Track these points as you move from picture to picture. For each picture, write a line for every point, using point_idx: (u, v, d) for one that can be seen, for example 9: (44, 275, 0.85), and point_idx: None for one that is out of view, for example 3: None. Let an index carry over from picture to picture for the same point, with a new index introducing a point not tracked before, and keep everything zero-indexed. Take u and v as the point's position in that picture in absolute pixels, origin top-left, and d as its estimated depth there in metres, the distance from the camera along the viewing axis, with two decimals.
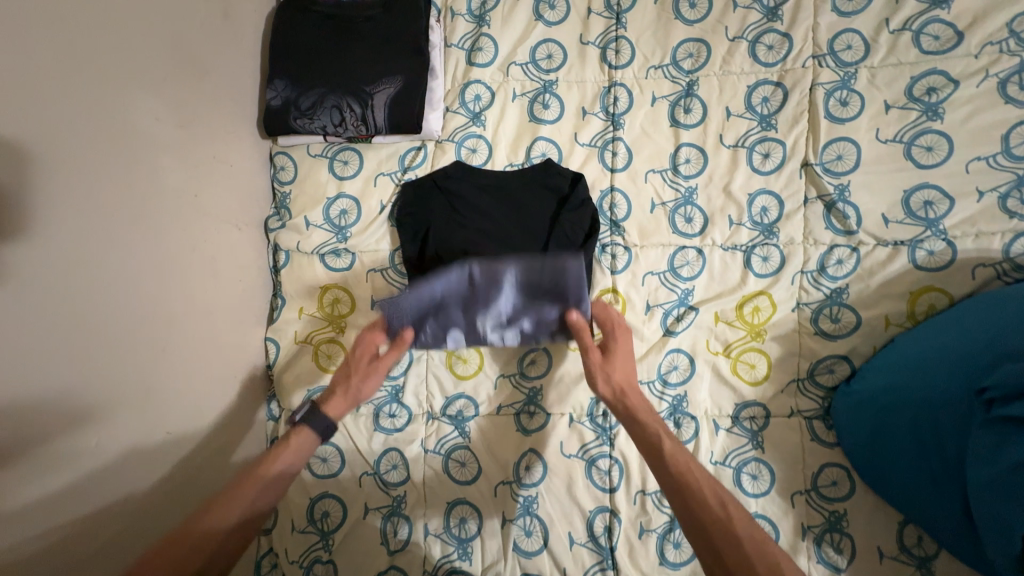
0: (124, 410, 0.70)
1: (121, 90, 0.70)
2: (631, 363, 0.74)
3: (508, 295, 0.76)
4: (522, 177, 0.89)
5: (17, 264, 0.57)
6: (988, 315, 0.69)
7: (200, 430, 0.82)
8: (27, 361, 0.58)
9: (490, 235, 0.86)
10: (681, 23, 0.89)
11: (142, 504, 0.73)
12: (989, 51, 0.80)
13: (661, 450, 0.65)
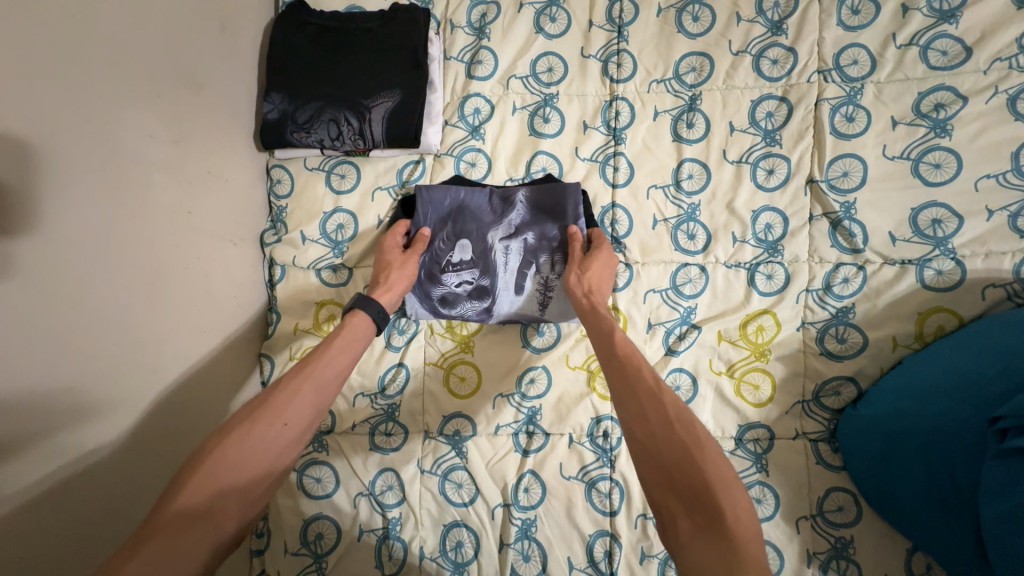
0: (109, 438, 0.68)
1: (113, 109, 0.69)
2: (605, 273, 0.78)
3: (520, 210, 0.86)
4: (527, 199, 0.86)
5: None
6: (997, 343, 0.69)
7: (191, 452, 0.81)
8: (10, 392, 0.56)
9: (492, 251, 0.86)
10: (683, 36, 0.88)
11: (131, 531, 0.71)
12: (997, 67, 0.79)
13: (608, 333, 0.67)
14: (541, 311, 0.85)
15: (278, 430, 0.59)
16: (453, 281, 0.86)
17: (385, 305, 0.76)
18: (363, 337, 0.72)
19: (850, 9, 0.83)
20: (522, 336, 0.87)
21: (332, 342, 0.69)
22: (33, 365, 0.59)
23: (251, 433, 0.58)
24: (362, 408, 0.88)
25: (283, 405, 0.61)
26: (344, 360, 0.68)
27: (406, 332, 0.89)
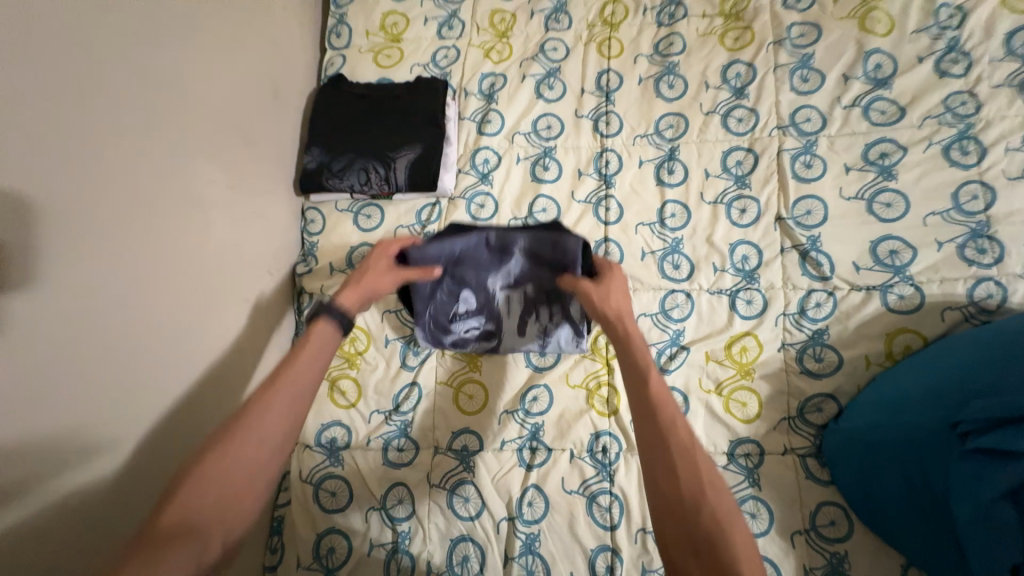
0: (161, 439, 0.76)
1: (190, 160, 0.83)
2: (624, 297, 0.79)
3: (517, 261, 0.90)
4: (524, 250, 0.89)
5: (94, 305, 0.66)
6: (956, 357, 0.76)
7: None
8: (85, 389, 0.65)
9: (492, 298, 0.92)
10: (661, 100, 1.04)
11: None
12: (929, 123, 0.93)
13: (638, 370, 0.65)
14: (542, 348, 0.93)
15: (254, 444, 0.58)
16: (462, 327, 0.93)
17: (349, 309, 0.77)
18: (326, 345, 0.71)
19: (800, 78, 0.99)
20: (524, 358, 0.96)
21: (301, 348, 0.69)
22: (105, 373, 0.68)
23: (232, 443, 0.58)
24: (377, 424, 0.94)
25: (255, 425, 0.59)
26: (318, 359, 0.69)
27: (420, 354, 0.97)
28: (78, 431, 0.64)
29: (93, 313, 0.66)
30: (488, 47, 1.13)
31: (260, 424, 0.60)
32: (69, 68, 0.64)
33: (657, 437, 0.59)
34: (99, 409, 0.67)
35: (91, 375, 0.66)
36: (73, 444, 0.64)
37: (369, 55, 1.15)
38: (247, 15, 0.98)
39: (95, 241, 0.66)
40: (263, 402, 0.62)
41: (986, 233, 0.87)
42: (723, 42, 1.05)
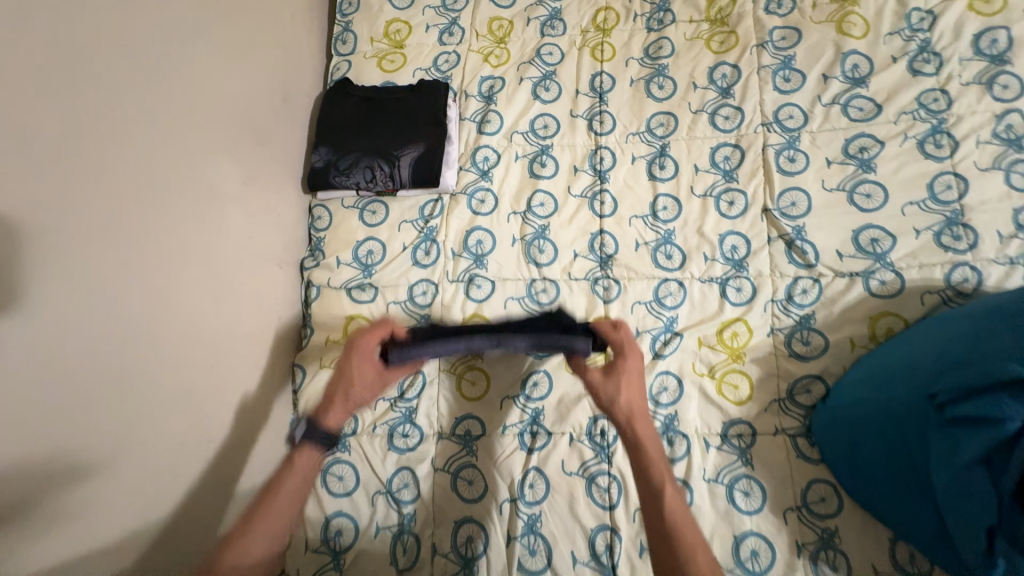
0: (171, 415, 0.80)
1: (203, 156, 0.88)
2: (638, 390, 0.79)
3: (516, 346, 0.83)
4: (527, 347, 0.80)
5: (111, 285, 0.71)
6: (934, 334, 0.80)
7: (233, 440, 0.92)
8: (102, 363, 0.70)
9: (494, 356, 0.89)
10: (651, 100, 1.09)
11: (176, 505, 0.81)
12: (904, 118, 0.98)
13: (658, 484, 0.73)
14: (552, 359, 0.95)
15: (268, 532, 0.76)
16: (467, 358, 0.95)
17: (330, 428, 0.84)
18: (309, 468, 0.82)
19: (783, 78, 1.05)
20: None
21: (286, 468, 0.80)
22: (121, 350, 0.73)
23: (252, 534, 0.74)
24: (382, 411, 0.97)
25: (271, 515, 0.76)
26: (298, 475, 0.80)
27: None
28: (95, 402, 0.69)
29: (110, 294, 0.71)
30: (486, 52, 1.18)
31: (274, 514, 0.77)
32: (93, 71, 0.71)
33: (674, 549, 0.69)
34: (115, 383, 0.72)
35: (107, 351, 0.71)
36: (87, 413, 0.68)
37: (373, 60, 1.20)
38: (256, 24, 1.04)
39: (114, 227, 0.72)
40: (270, 496, 0.78)
41: (961, 221, 0.92)
42: (709, 45, 1.11)
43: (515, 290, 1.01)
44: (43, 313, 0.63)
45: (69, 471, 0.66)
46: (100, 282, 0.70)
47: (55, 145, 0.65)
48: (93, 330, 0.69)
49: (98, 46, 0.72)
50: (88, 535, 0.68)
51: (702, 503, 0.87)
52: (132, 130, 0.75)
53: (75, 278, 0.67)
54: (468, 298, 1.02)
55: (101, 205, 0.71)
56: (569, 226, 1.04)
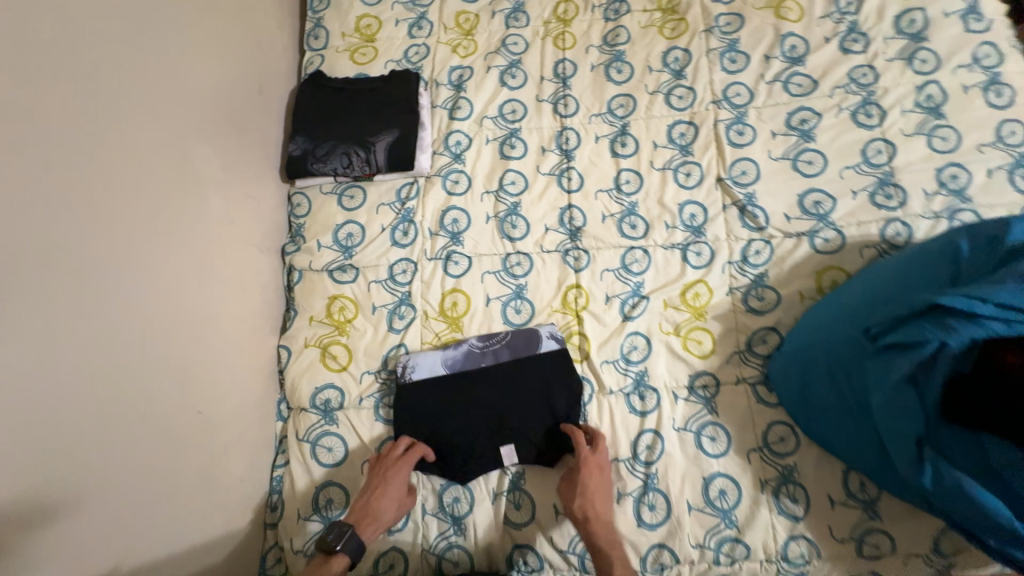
0: (160, 386, 0.82)
1: (180, 140, 0.92)
2: (603, 498, 0.84)
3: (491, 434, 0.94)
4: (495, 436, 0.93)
5: (93, 257, 0.75)
6: (867, 280, 0.88)
7: (224, 416, 0.94)
8: (86, 331, 0.72)
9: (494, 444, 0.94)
10: (611, 83, 1.17)
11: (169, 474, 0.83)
12: (838, 92, 1.08)
13: None
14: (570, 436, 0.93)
15: None
16: None
17: (364, 538, 0.80)
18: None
19: (729, 60, 1.14)
20: (501, 316, 1.03)
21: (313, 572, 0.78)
22: (108, 321, 0.76)
23: None
24: (368, 384, 1.01)
25: None
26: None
27: (406, 317, 1.04)
28: (83, 369, 0.71)
29: (92, 265, 0.74)
30: (455, 44, 1.24)
31: None
32: (74, 56, 0.75)
33: None
34: (102, 351, 0.74)
35: (94, 320, 0.74)
36: (76, 378, 0.70)
37: (345, 54, 1.25)
38: (229, 19, 1.09)
39: (95, 203, 0.76)
40: None
41: (892, 182, 1.02)
42: (662, 32, 1.19)
43: (491, 265, 1.07)
44: (32, 280, 0.66)
45: (64, 434, 0.68)
46: (85, 254, 0.74)
47: (41, 123, 0.69)
48: (81, 299, 0.72)
49: (77, 34, 0.76)
50: (88, 498, 0.71)
51: (674, 451, 0.93)
52: (109, 112, 0.79)
53: (60, 248, 0.70)
54: (446, 274, 1.06)
55: (83, 182, 0.74)
56: (539, 202, 1.10)
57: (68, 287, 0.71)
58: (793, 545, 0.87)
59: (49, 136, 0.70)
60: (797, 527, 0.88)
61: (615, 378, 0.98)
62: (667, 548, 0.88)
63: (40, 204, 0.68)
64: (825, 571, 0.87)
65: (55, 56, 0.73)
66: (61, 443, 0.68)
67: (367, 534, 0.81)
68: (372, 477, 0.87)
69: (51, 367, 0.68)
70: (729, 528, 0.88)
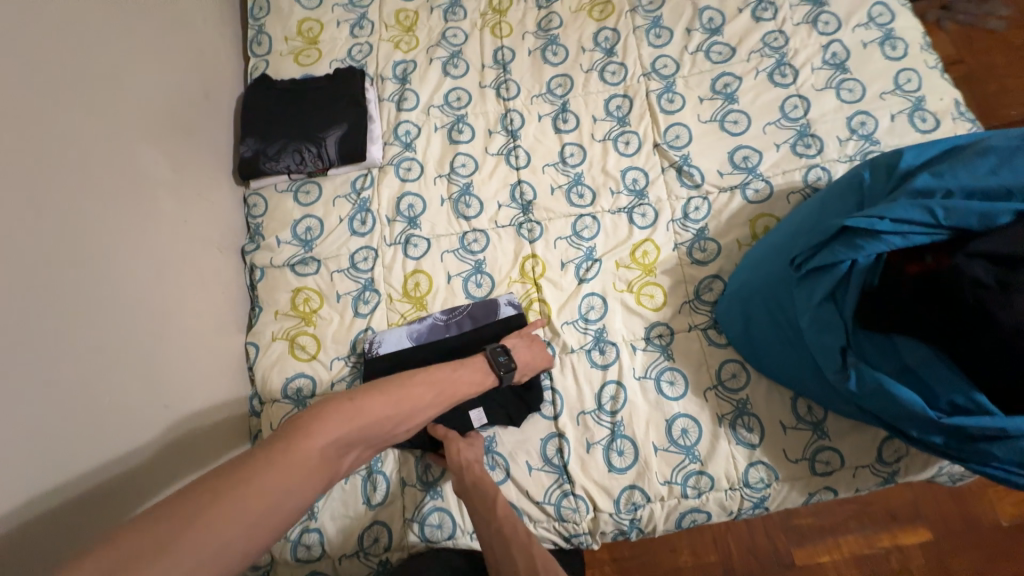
0: (132, 382, 0.83)
1: (130, 144, 0.94)
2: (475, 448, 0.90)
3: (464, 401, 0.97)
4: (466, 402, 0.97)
5: (55, 257, 0.75)
6: (793, 218, 0.95)
7: (196, 411, 0.95)
8: (56, 328, 0.73)
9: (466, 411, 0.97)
10: (548, 65, 1.23)
11: (149, 468, 0.83)
12: (754, 56, 1.18)
13: (491, 503, 0.83)
14: (534, 395, 0.98)
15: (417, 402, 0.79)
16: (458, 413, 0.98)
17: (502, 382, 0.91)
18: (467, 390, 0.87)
19: (655, 35, 1.22)
20: (463, 291, 1.07)
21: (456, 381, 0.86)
22: (71, 315, 0.76)
23: (398, 396, 0.76)
24: (338, 369, 1.03)
25: (412, 398, 0.78)
26: (464, 388, 0.87)
27: (370, 301, 1.07)
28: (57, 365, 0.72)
29: (55, 263, 0.75)
30: (397, 40, 1.29)
31: (450, 394, 0.84)
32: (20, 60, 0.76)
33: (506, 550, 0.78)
34: (73, 347, 0.75)
35: (62, 313, 0.74)
36: (52, 372, 0.71)
37: (289, 57, 1.28)
38: (170, 26, 1.11)
39: (52, 203, 0.77)
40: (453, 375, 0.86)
41: (809, 133, 1.11)
42: (592, 15, 1.27)
43: (449, 244, 1.11)
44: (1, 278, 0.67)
45: (43, 427, 0.68)
46: (47, 252, 0.74)
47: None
48: (46, 293, 0.73)
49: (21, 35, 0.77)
50: (65, 490, 0.70)
51: (637, 398, 0.98)
52: (58, 115, 0.80)
53: (23, 246, 0.71)
54: (407, 257, 1.10)
55: (39, 181, 0.75)
56: (490, 180, 1.15)
57: (27, 280, 0.71)
58: (754, 471, 0.93)
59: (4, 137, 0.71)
60: (755, 454, 0.94)
61: (576, 337, 1.03)
62: (638, 488, 0.93)
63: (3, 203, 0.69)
64: (784, 492, 0.93)
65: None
66: (31, 434, 0.67)
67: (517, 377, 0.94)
68: (530, 339, 0.99)
69: (24, 358, 0.67)
70: (694, 462, 0.94)
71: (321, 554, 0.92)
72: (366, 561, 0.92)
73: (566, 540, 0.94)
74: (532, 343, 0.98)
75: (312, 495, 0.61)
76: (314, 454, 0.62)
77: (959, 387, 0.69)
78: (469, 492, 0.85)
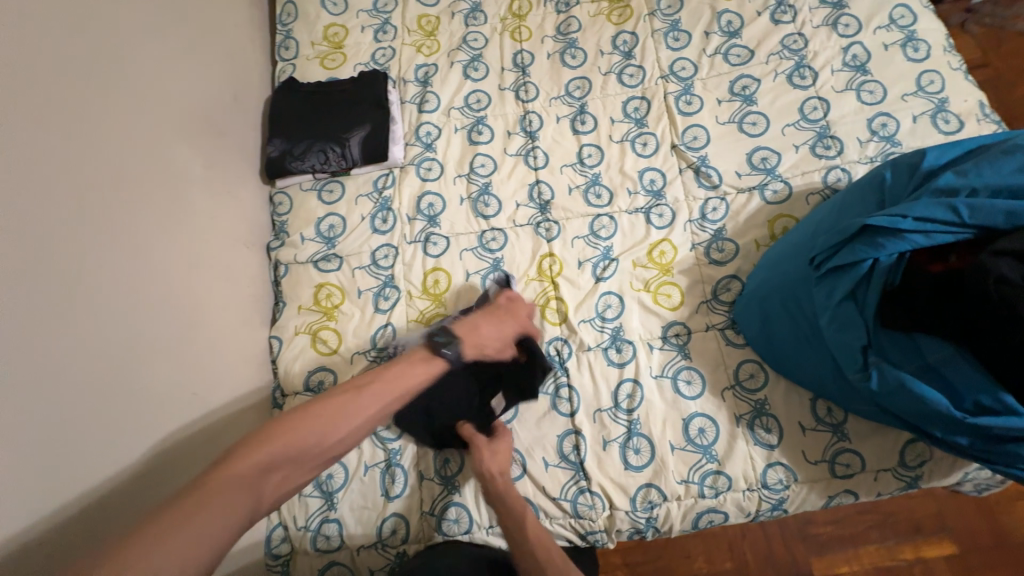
0: (164, 370, 0.87)
1: (165, 143, 0.98)
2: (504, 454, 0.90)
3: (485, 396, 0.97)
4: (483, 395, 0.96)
5: (97, 247, 0.79)
6: (812, 218, 0.95)
7: (221, 401, 0.98)
8: (97, 315, 0.77)
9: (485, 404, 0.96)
10: (567, 68, 1.25)
11: (178, 454, 0.86)
12: (773, 59, 1.18)
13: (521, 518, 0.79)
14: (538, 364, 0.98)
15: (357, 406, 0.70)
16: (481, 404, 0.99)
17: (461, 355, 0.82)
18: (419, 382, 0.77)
19: (673, 38, 1.24)
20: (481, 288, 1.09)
21: (404, 370, 0.77)
22: (110, 303, 0.79)
23: (335, 404, 0.69)
24: (358, 363, 1.05)
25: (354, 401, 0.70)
26: (413, 377, 0.76)
27: (390, 298, 1.09)
28: (97, 350, 0.75)
29: (97, 254, 0.79)
30: (419, 44, 1.32)
31: (399, 387, 0.75)
32: (70, 62, 0.81)
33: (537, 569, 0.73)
34: (111, 333, 0.78)
35: (102, 300, 0.78)
36: (92, 357, 0.74)
37: (315, 61, 1.32)
38: (204, 32, 1.16)
39: (96, 196, 0.81)
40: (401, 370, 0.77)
41: (829, 134, 1.11)
42: (610, 19, 1.29)
43: (468, 242, 1.13)
44: (49, 265, 0.71)
45: (82, 410, 0.72)
46: (91, 243, 0.78)
47: (45, 118, 0.74)
48: (88, 281, 0.76)
49: (71, 39, 0.82)
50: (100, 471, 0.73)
51: (653, 397, 0.99)
52: (102, 114, 0.85)
53: (68, 237, 0.75)
54: (426, 254, 1.12)
55: (84, 176, 0.79)
56: (509, 180, 1.17)
57: (72, 268, 0.74)
58: (772, 472, 0.93)
59: (54, 133, 0.76)
60: (773, 455, 0.94)
61: (593, 336, 1.04)
62: (655, 487, 0.93)
63: (52, 195, 0.73)
64: (803, 495, 0.92)
65: (45, 52, 0.77)
66: (71, 415, 0.70)
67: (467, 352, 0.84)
68: (488, 312, 0.93)
69: (67, 342, 0.71)
70: (711, 462, 0.94)
71: (340, 544, 0.94)
72: (383, 553, 0.93)
73: (581, 538, 0.95)
74: (490, 315, 0.92)
75: (231, 534, 0.54)
76: (223, 484, 0.57)
77: (983, 387, 0.68)
78: (497, 503, 0.83)
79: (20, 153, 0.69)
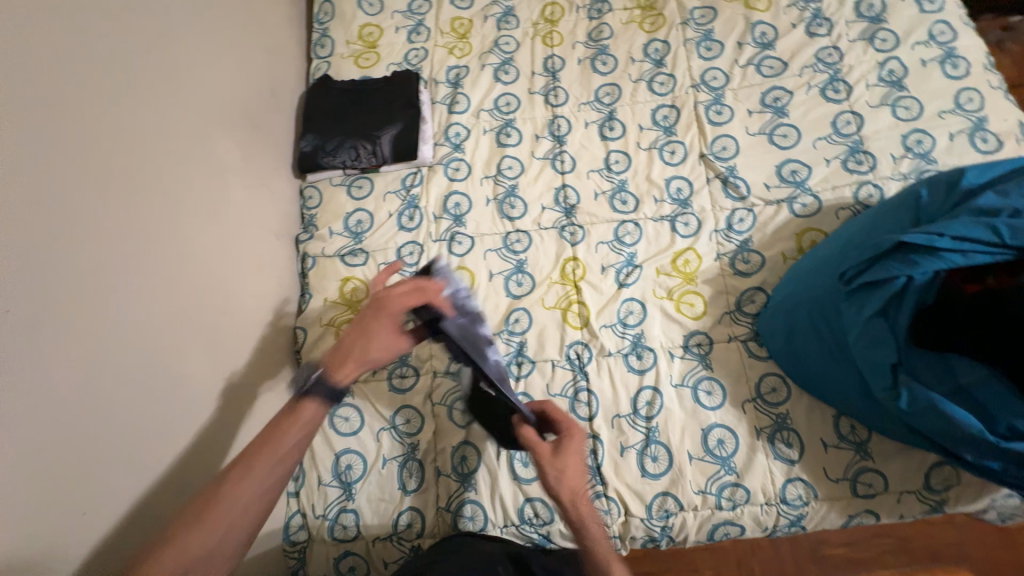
0: (198, 353, 0.89)
1: (208, 134, 1.01)
2: (579, 467, 0.78)
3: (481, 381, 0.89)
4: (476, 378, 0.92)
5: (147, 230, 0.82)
6: (842, 232, 0.94)
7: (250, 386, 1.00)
8: (144, 295, 0.79)
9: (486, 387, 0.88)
10: (597, 74, 1.26)
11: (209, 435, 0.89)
12: (807, 71, 1.17)
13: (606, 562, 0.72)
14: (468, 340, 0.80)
15: (265, 457, 0.68)
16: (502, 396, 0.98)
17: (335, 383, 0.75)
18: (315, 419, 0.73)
19: (705, 48, 1.24)
20: (504, 289, 1.10)
21: (292, 407, 0.72)
22: (155, 284, 0.82)
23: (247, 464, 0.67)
24: None
25: (265, 456, 0.68)
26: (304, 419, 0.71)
27: None
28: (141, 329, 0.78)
29: (146, 236, 0.82)
30: (451, 46, 1.34)
31: (293, 429, 0.70)
32: (127, 53, 0.84)
33: None
34: (154, 314, 0.81)
35: (148, 281, 0.81)
36: (138, 336, 0.77)
37: (350, 60, 1.35)
38: (246, 29, 1.19)
39: (145, 182, 0.84)
40: (288, 415, 0.72)
41: (861, 149, 1.10)
42: (642, 27, 1.29)
43: (492, 243, 1.14)
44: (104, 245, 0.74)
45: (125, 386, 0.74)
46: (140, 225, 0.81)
47: (105, 106, 0.78)
48: (137, 262, 0.79)
49: (129, 31, 0.85)
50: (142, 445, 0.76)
51: (673, 405, 0.98)
52: (153, 103, 0.88)
53: (120, 218, 0.78)
54: (451, 253, 1.13)
55: (136, 162, 0.83)
56: (535, 183, 1.18)
57: (123, 249, 0.77)
58: (792, 488, 0.92)
59: (111, 120, 0.79)
60: (793, 470, 0.93)
61: (613, 341, 1.04)
62: (671, 496, 0.93)
63: (107, 178, 0.76)
64: (822, 512, 0.91)
65: (106, 43, 0.80)
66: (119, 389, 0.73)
67: (342, 375, 0.76)
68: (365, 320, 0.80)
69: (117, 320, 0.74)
70: (730, 474, 0.93)
71: (356, 534, 0.96)
72: (398, 546, 0.95)
73: None
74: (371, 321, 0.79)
75: None
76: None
77: (1020, 411, 0.67)
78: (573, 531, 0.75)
79: (80, 137, 0.73)
